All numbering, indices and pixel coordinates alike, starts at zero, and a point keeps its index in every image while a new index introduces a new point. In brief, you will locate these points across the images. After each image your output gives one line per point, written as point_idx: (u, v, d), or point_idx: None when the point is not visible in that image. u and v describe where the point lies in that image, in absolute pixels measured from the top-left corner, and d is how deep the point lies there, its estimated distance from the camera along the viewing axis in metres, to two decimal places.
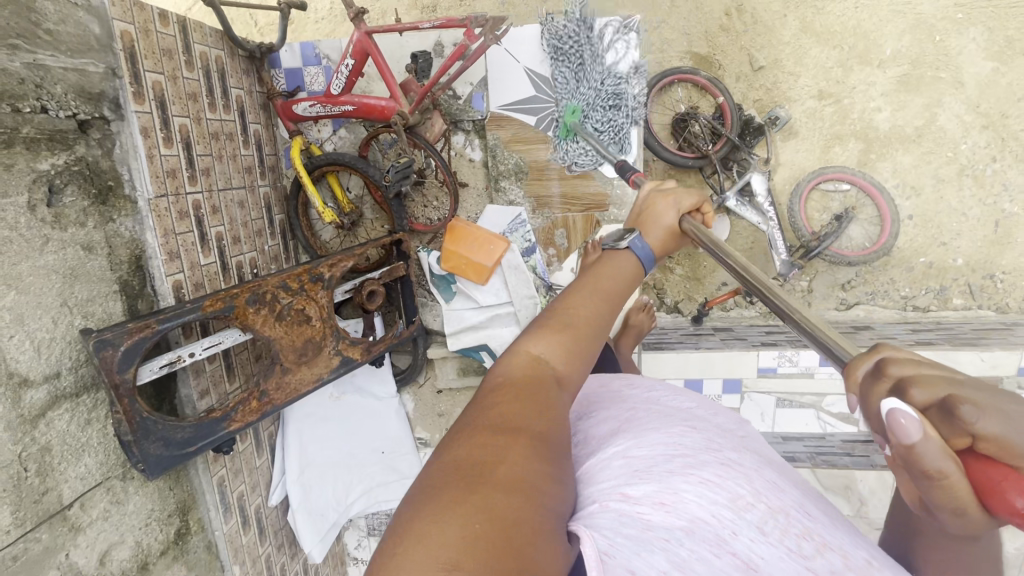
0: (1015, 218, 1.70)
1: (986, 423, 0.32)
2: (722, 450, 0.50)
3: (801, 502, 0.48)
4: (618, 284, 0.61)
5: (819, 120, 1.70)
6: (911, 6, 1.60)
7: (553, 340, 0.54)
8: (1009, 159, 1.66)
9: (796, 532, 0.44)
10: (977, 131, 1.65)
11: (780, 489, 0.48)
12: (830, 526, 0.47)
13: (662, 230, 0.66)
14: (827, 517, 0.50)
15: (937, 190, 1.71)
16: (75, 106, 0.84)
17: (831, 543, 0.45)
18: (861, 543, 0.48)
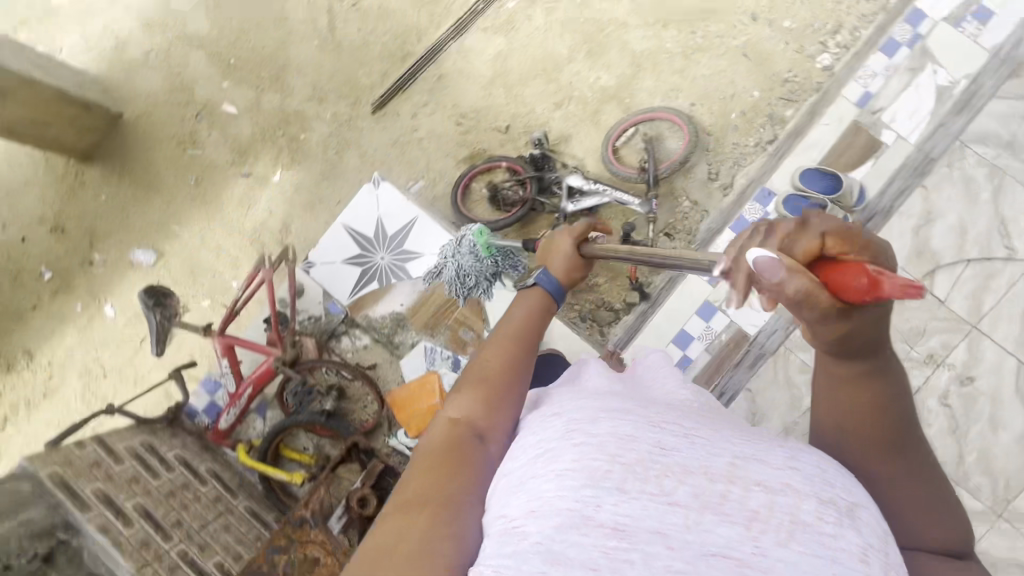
0: (751, 42, 1.89)
1: (820, 227, 0.54)
2: (572, 407, 0.57)
3: (643, 413, 0.56)
4: (531, 315, 0.76)
5: (572, 117, 2.01)
6: (551, 23, 2.07)
7: (472, 399, 0.66)
8: (700, 24, 1.95)
9: (657, 472, 0.50)
10: (665, 31, 1.98)
11: (658, 427, 0.54)
12: (704, 444, 0.54)
13: (566, 252, 0.83)
14: (698, 429, 0.56)
15: (684, 78, 1.93)
16: (33, 547, 1.01)
17: (689, 459, 0.52)
18: (734, 441, 0.55)
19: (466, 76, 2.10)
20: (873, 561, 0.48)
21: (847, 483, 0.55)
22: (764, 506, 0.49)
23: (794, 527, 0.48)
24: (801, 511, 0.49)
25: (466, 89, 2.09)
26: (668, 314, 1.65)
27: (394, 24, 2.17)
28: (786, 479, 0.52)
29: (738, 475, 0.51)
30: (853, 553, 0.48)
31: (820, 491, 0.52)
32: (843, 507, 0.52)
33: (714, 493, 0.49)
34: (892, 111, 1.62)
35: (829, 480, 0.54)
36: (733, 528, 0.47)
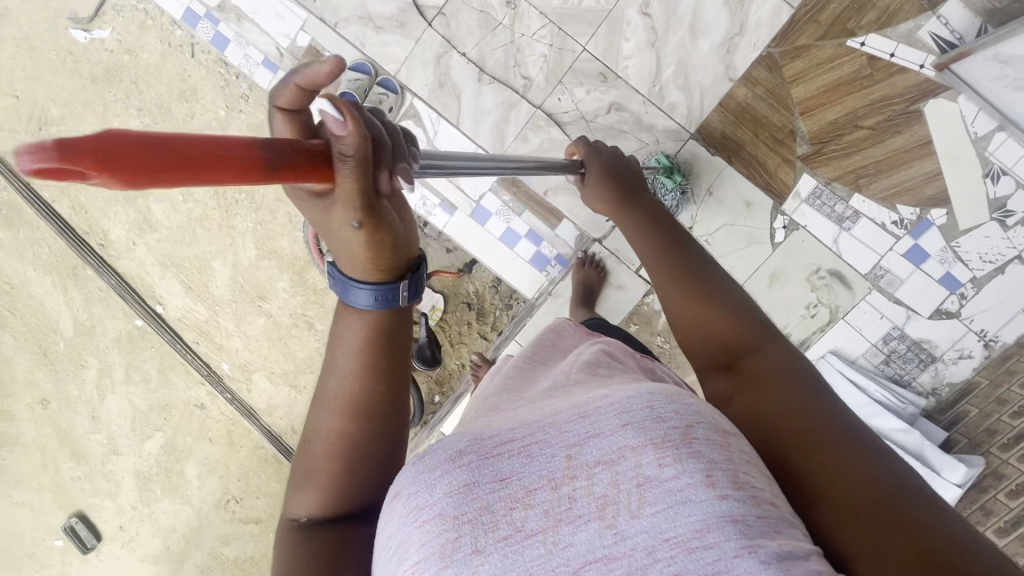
0: None
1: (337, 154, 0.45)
2: (414, 466, 0.46)
3: (469, 443, 0.46)
4: (353, 335, 0.59)
5: (325, 312, 2.17)
6: (243, 331, 2.24)
7: (306, 494, 0.58)
8: (240, 194, 2.13)
9: (503, 504, 0.43)
10: (247, 229, 2.15)
11: (482, 449, 0.46)
12: (535, 441, 0.46)
13: (340, 239, 0.51)
14: (531, 429, 0.47)
15: (287, 211, 2.11)
16: None
17: (528, 478, 0.44)
18: (567, 418, 0.47)
19: (293, 408, 2.27)
20: (729, 482, 0.41)
21: (684, 401, 0.47)
22: (609, 485, 0.43)
23: (642, 490, 0.42)
24: (642, 467, 0.42)
25: (304, 409, 2.26)
26: (484, 246, 1.66)
27: (251, 468, 2.36)
28: (622, 440, 0.44)
29: (579, 464, 0.44)
30: (700, 483, 0.41)
31: (656, 432, 0.44)
32: (681, 439, 0.43)
33: (557, 502, 0.43)
34: (277, 39, 1.62)
35: (664, 410, 0.45)
36: (591, 527, 0.42)
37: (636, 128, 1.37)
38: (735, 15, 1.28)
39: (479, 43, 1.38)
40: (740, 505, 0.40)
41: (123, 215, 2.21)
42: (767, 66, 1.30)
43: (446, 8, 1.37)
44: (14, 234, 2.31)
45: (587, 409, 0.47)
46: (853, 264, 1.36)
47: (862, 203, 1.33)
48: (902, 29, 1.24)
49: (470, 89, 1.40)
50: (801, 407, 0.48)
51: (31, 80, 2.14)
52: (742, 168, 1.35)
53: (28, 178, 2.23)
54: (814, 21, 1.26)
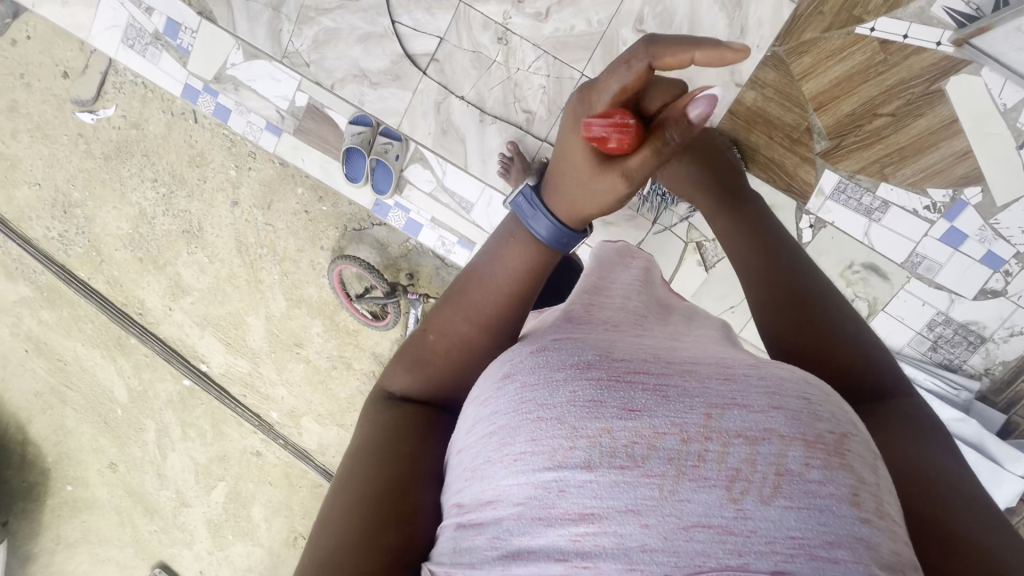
0: (271, 208, 2.12)
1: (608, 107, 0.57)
2: (548, 362, 0.45)
3: (608, 365, 0.44)
4: (514, 263, 0.65)
5: (360, 351, 2.21)
6: (284, 378, 2.31)
7: (409, 373, 0.63)
8: (261, 249, 2.17)
9: (626, 435, 0.40)
10: (274, 282, 2.20)
11: (616, 374, 0.43)
12: (678, 386, 0.42)
13: (582, 183, 0.59)
14: (671, 373, 0.43)
15: (309, 259, 2.15)
16: None
17: (658, 419, 0.40)
18: (713, 379, 0.43)
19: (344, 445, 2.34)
20: (875, 510, 0.37)
21: (832, 403, 0.43)
22: (745, 460, 0.38)
23: (781, 479, 0.37)
24: (789, 457, 0.38)
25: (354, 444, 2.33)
26: None
27: (313, 505, 2.43)
28: (770, 420, 0.39)
29: (722, 424, 0.40)
30: (846, 500, 0.37)
31: (810, 431, 0.39)
32: (834, 448, 0.39)
33: (690, 447, 0.39)
34: (276, 103, 1.63)
35: (821, 409, 0.41)
36: (713, 490, 0.37)
37: None
38: (734, 18, 1.24)
39: (476, 84, 1.36)
40: (882, 537, 0.36)
41: (156, 283, 2.28)
42: (774, 66, 1.25)
43: (438, 53, 1.36)
44: (58, 314, 2.41)
45: (734, 374, 0.44)
46: (887, 255, 1.32)
47: (890, 192, 1.29)
48: (913, 9, 1.18)
49: (473, 131, 1.39)
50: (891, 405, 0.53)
51: (49, 167, 2.21)
52: (760, 173, 1.32)
53: (61, 260, 2.32)
54: (819, 13, 1.21)
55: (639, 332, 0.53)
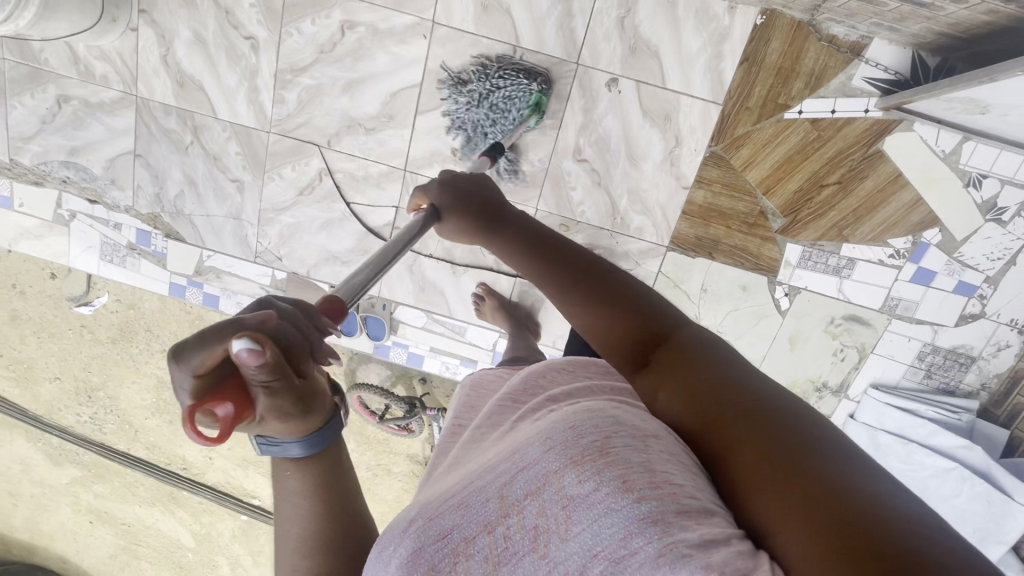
0: None
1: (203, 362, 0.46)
2: (378, 542, 0.52)
3: (421, 512, 0.50)
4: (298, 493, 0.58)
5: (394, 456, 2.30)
6: None
7: None
8: None
9: (450, 558, 0.45)
10: None
11: (436, 511, 0.49)
12: (476, 490, 0.47)
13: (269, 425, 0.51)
14: (473, 478, 0.49)
15: None
16: None
17: (465, 528, 0.45)
18: (503, 462, 0.48)
19: None
20: (645, 484, 0.39)
21: (596, 417, 0.45)
22: (538, 517, 0.43)
23: (568, 511, 0.41)
24: (564, 490, 0.42)
25: None
26: None
27: None
28: (545, 467, 0.44)
29: (512, 501, 0.45)
30: (616, 491, 0.39)
31: (574, 451, 0.43)
32: (598, 453, 0.42)
33: (497, 540, 0.44)
34: (258, 279, 1.53)
35: (585, 428, 0.44)
36: (527, 561, 0.42)
37: (613, 258, 1.40)
38: (666, 130, 1.28)
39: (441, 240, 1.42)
40: (656, 505, 0.38)
41: (191, 439, 2.39)
42: (715, 163, 1.29)
43: (398, 221, 1.42)
44: (110, 484, 2.54)
45: (521, 446, 0.48)
46: (864, 304, 1.37)
47: (853, 250, 1.33)
48: (835, 85, 1.21)
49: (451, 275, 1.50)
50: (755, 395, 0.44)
51: (63, 360, 2.32)
52: (727, 259, 1.37)
53: (99, 438, 2.43)
54: (745, 108, 1.24)
55: (489, 437, 0.60)
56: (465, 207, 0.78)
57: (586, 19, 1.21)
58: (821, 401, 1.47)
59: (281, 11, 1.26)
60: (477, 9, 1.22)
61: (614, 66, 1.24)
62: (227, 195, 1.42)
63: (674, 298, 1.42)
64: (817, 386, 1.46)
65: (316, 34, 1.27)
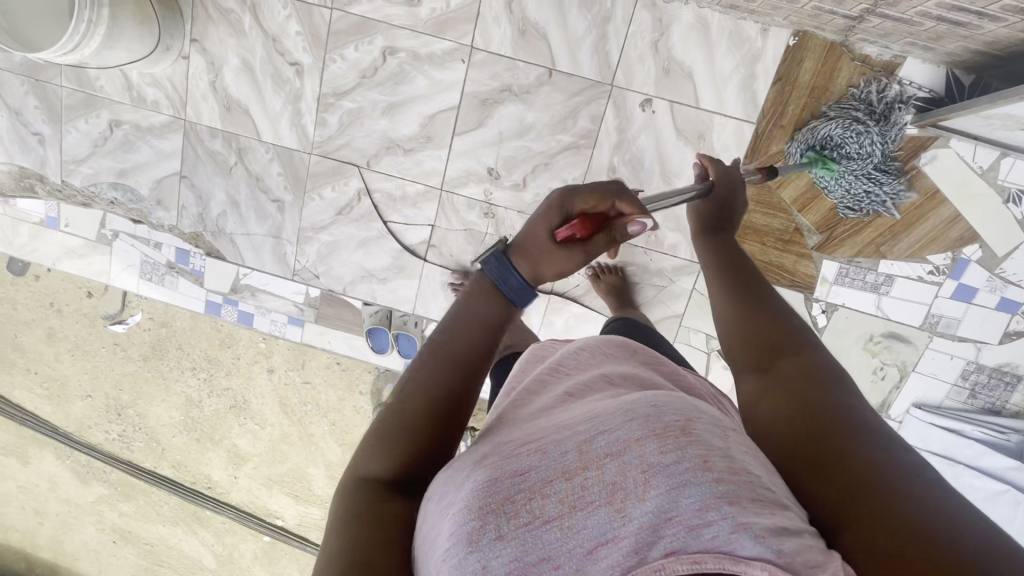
0: (307, 370, 2.22)
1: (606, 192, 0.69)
2: (438, 482, 0.51)
3: (498, 452, 0.49)
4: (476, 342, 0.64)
5: None
6: None
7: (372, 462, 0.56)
8: (307, 407, 2.28)
9: (521, 496, 0.43)
10: (325, 433, 2.30)
11: (507, 459, 0.47)
12: (553, 443, 0.46)
13: (543, 251, 0.67)
14: (548, 433, 0.48)
15: (352, 407, 2.24)
16: None
17: (544, 471, 0.44)
18: (579, 423, 0.47)
19: None
20: (724, 468, 0.40)
21: (677, 403, 0.46)
22: (617, 474, 0.42)
23: (647, 475, 0.40)
24: (647, 454, 0.41)
25: None
26: None
27: None
28: (625, 432, 0.43)
29: (591, 455, 0.44)
30: (698, 469, 0.40)
31: (657, 425, 0.43)
32: (680, 430, 0.43)
33: (567, 486, 0.42)
34: (292, 297, 1.58)
35: (665, 407, 0.45)
36: (602, 511, 0.40)
37: (647, 276, 1.41)
38: (700, 149, 1.29)
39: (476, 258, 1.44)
40: (736, 492, 0.39)
41: (216, 458, 2.40)
42: (750, 181, 1.30)
43: (433, 239, 1.44)
44: (135, 503, 2.55)
45: (606, 409, 0.47)
46: (904, 321, 1.36)
47: (891, 267, 1.32)
48: (869, 103, 1.22)
49: None
50: (858, 416, 0.47)
51: (95, 378, 2.36)
52: (762, 276, 1.37)
53: (126, 456, 2.45)
54: (780, 127, 1.26)
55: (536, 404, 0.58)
56: (715, 209, 0.83)
57: (620, 42, 1.25)
58: None
59: (325, 39, 1.31)
60: (514, 35, 1.27)
61: (648, 87, 1.27)
62: (268, 215, 1.46)
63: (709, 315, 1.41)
64: None
65: (358, 60, 1.32)
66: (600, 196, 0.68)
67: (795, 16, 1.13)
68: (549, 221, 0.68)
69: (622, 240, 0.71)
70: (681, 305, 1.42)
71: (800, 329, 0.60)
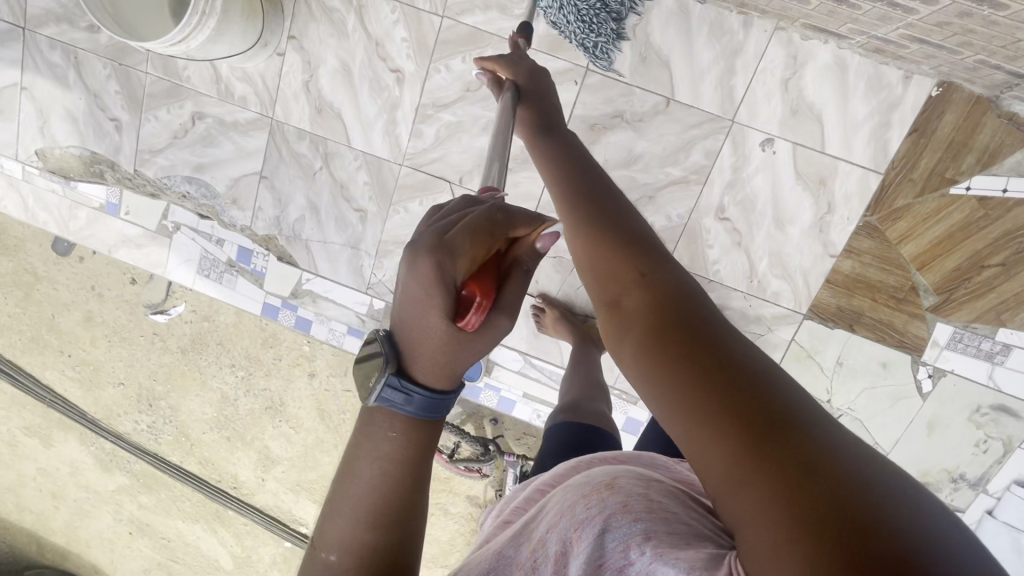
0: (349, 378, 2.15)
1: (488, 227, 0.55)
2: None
3: (476, 557, 0.52)
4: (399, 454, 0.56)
5: None
6: None
7: None
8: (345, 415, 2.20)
9: None
10: None
11: (481, 557, 0.50)
12: (515, 535, 0.49)
13: (446, 341, 0.55)
14: (515, 528, 0.51)
15: None
16: None
17: (501, 564, 0.48)
18: (534, 514, 0.50)
19: None
20: (640, 508, 0.41)
21: (608, 468, 0.48)
22: (555, 546, 0.44)
23: (577, 530, 0.42)
24: (573, 517, 0.43)
25: None
26: None
27: None
28: (561, 504, 0.45)
29: (537, 536, 0.46)
30: (615, 513, 0.41)
31: (587, 489, 0.45)
32: (604, 487, 0.44)
33: (523, 571, 0.46)
34: (354, 307, 1.49)
35: (598, 475, 0.47)
36: None
37: (743, 322, 1.33)
38: (818, 196, 1.22)
39: (563, 286, 1.38)
40: (649, 526, 0.39)
41: (246, 458, 2.33)
42: (868, 234, 1.23)
43: None
44: (156, 496, 2.48)
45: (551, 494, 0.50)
46: (1016, 395, 1.27)
47: (1010, 336, 1.24)
48: (1010, 163, 1.14)
49: (567, 336, 1.34)
50: (735, 351, 0.44)
51: (130, 366, 2.30)
52: (868, 333, 1.29)
53: (153, 448, 2.38)
54: (908, 180, 1.18)
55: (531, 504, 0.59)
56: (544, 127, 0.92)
57: (747, 77, 1.18)
58: (954, 493, 1.36)
59: (432, 47, 1.25)
60: (635, 60, 1.20)
61: (771, 126, 1.20)
62: (348, 225, 1.39)
63: (805, 369, 1.33)
64: (952, 478, 1.35)
65: (464, 72, 1.25)
66: (485, 240, 0.54)
67: (947, 67, 1.06)
68: (444, 307, 0.53)
69: (534, 262, 0.62)
70: (776, 356, 1.34)
71: (661, 254, 0.57)
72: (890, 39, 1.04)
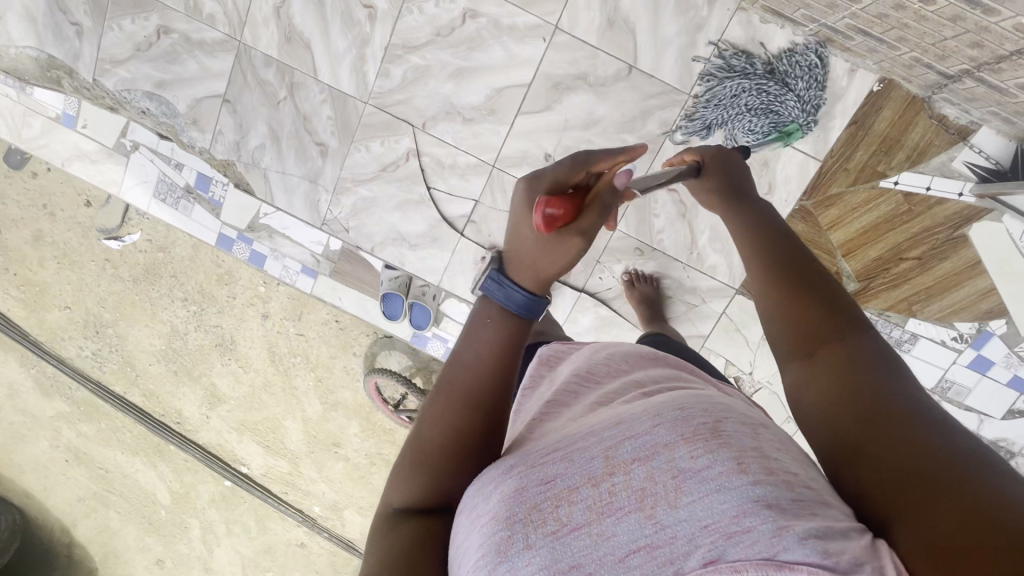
0: (303, 322, 2.15)
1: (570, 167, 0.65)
2: (471, 485, 0.51)
3: (523, 460, 0.50)
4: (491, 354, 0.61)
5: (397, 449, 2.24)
6: (325, 476, 2.33)
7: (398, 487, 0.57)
8: (295, 359, 2.21)
9: (551, 499, 0.44)
10: (309, 389, 2.23)
11: (536, 462, 0.48)
12: (580, 446, 0.47)
13: (537, 248, 0.61)
14: (570, 438, 0.49)
15: (343, 368, 2.18)
16: None
17: (569, 478, 0.45)
18: (601, 426, 0.48)
19: None
20: (759, 469, 0.41)
21: (698, 405, 0.47)
22: (646, 479, 0.43)
23: (678, 480, 0.42)
24: (676, 461, 0.43)
25: None
26: None
27: None
28: (654, 437, 0.44)
29: (619, 461, 0.44)
30: (732, 471, 0.41)
31: (687, 429, 0.44)
32: (710, 433, 0.44)
33: (598, 489, 0.44)
34: (309, 246, 1.51)
35: (693, 412, 0.46)
36: (631, 517, 0.41)
37: (681, 291, 1.40)
38: (761, 176, 1.29)
39: None
40: (769, 490, 0.40)
41: (192, 394, 2.33)
42: (802, 218, 1.30)
43: (474, 215, 1.40)
44: (96, 426, 2.46)
45: (625, 415, 0.48)
46: (917, 381, 1.38)
47: (918, 326, 1.34)
48: (935, 163, 1.22)
49: None
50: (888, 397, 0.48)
51: (78, 290, 2.25)
52: None
53: (96, 376, 2.35)
54: (844, 169, 1.26)
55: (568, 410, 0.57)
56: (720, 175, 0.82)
57: (707, 54, 1.23)
58: None
59: None
60: (602, 24, 1.24)
61: (724, 104, 1.25)
62: (309, 157, 1.40)
63: (732, 340, 1.41)
64: None
65: (436, 16, 1.27)
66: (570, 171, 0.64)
67: (888, 63, 1.13)
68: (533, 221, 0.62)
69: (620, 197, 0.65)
70: (708, 327, 1.41)
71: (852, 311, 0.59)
72: (839, 29, 1.10)
